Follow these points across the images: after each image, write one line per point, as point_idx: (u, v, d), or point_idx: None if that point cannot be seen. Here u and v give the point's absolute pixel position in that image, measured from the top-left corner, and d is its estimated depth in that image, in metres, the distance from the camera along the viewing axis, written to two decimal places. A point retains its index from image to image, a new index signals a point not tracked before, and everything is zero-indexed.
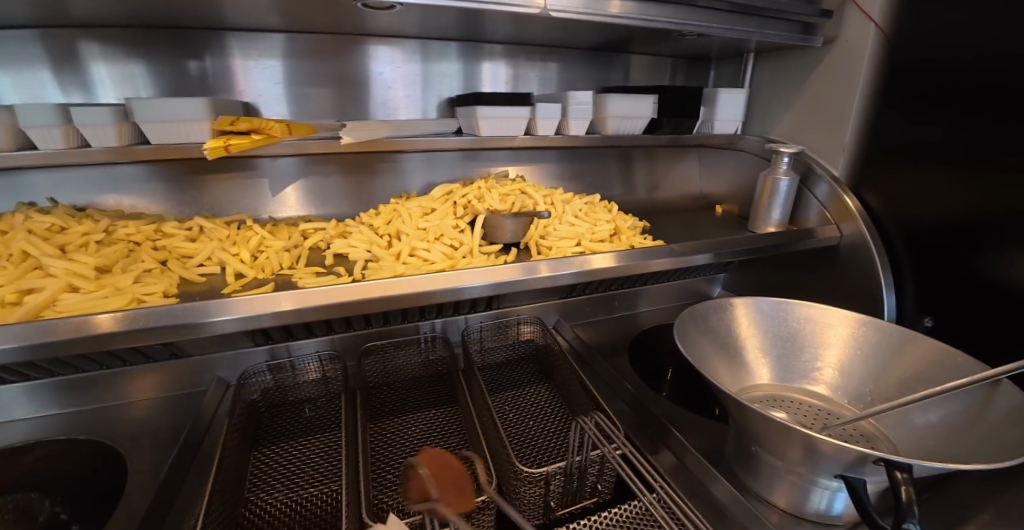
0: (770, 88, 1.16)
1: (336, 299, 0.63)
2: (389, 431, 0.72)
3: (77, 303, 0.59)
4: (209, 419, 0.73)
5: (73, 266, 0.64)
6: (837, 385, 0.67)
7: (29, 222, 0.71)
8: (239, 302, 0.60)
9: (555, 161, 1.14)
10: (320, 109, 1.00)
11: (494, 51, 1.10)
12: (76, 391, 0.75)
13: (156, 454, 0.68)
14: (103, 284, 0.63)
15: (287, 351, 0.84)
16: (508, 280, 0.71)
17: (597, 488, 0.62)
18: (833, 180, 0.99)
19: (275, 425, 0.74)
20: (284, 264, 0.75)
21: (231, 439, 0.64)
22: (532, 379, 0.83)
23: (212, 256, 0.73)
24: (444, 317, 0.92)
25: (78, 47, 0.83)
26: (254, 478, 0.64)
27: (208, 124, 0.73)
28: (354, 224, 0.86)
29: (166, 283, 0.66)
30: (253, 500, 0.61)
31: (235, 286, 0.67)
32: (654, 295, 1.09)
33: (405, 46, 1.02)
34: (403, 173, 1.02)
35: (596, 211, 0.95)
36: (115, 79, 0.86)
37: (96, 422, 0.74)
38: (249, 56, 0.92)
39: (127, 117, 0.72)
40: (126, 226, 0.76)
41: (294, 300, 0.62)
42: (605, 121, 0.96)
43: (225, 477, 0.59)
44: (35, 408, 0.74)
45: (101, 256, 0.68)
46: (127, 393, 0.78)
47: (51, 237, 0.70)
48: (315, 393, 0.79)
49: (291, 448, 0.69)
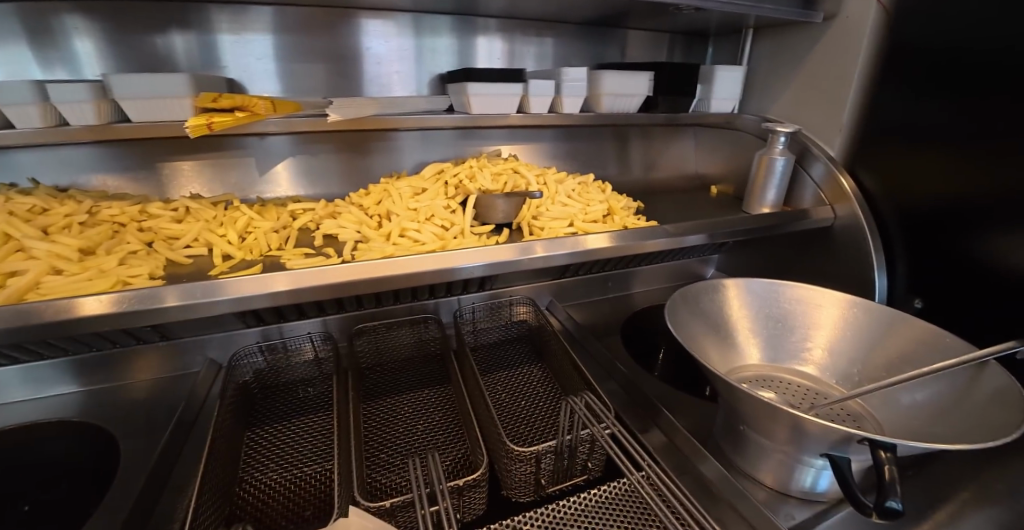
0: (769, 64, 1.14)
1: (327, 279, 0.62)
2: (381, 411, 0.72)
3: (62, 285, 0.58)
4: (202, 401, 0.73)
5: (56, 248, 0.63)
6: (826, 365, 0.68)
7: (10, 203, 0.70)
8: (227, 285, 0.59)
9: (550, 140, 1.12)
10: (309, 85, 0.97)
11: (488, 25, 1.06)
12: (69, 374, 0.75)
13: (149, 435, 0.68)
14: (87, 267, 0.62)
15: (280, 332, 0.83)
16: (503, 261, 0.70)
17: (587, 466, 0.62)
18: (829, 160, 0.98)
19: (269, 405, 0.74)
20: (273, 246, 0.74)
21: (224, 420, 0.64)
22: (525, 358, 0.84)
23: (199, 238, 0.72)
24: (437, 298, 0.91)
25: (55, 21, 0.80)
26: (248, 459, 0.65)
27: (190, 101, 0.71)
28: (344, 204, 0.85)
29: (152, 265, 0.65)
30: (248, 479, 0.62)
31: (223, 268, 0.66)
32: (647, 276, 1.09)
33: (397, 19, 0.99)
34: (396, 152, 1.00)
35: (589, 191, 0.94)
36: (99, 55, 0.83)
37: (88, 404, 0.74)
38: (236, 30, 0.89)
39: (105, 94, 0.70)
40: (109, 207, 0.75)
41: (288, 281, 0.61)
42: (600, 99, 0.94)
43: (218, 458, 0.59)
44: (26, 391, 0.73)
45: (85, 238, 0.67)
46: (118, 376, 0.77)
47: (32, 218, 0.69)
48: (308, 374, 0.80)
49: (284, 429, 0.69)
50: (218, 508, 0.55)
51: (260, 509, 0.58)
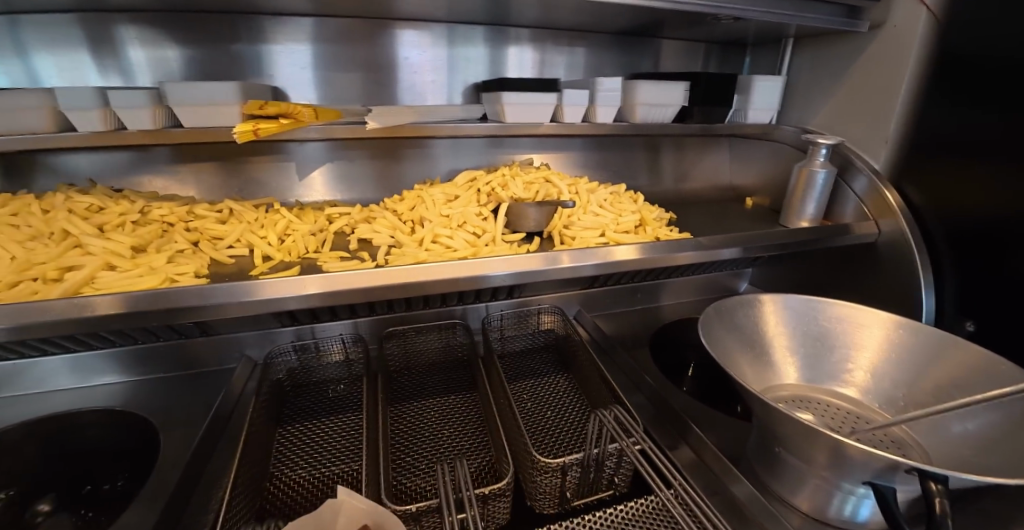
0: (809, 75, 1.11)
1: (361, 283, 0.64)
2: (408, 415, 0.73)
3: (114, 281, 0.61)
4: (237, 397, 0.75)
5: (111, 245, 0.67)
6: (869, 388, 0.65)
7: (70, 202, 0.74)
8: (265, 285, 0.61)
9: (580, 149, 1.12)
10: (346, 93, 1.00)
11: (521, 35, 1.07)
12: (115, 365, 0.78)
13: (186, 427, 0.71)
14: (138, 264, 0.65)
15: (313, 333, 0.85)
16: (532, 270, 0.70)
17: (614, 481, 0.61)
18: (873, 173, 0.95)
19: (299, 404, 0.76)
20: (310, 248, 0.76)
21: (258, 416, 0.66)
22: (550, 368, 0.84)
23: (241, 238, 0.75)
24: (465, 304, 0.92)
25: (116, 31, 0.85)
26: (279, 455, 0.67)
27: (237, 109, 0.74)
28: (378, 209, 0.86)
29: (197, 264, 0.68)
30: (278, 475, 0.63)
31: (263, 269, 0.69)
32: (677, 288, 1.07)
33: (432, 30, 1.01)
34: (429, 159, 1.02)
35: (621, 201, 0.93)
36: (153, 63, 0.88)
37: (132, 394, 0.77)
38: (279, 40, 0.93)
39: (161, 100, 0.73)
40: (160, 207, 0.79)
41: (320, 284, 0.62)
42: (633, 108, 0.93)
43: (251, 454, 0.61)
44: (76, 380, 0.77)
45: (137, 237, 0.70)
46: (159, 369, 0.81)
47: (90, 217, 0.73)
48: (338, 375, 0.81)
49: (314, 427, 0.71)
50: (250, 502, 0.57)
51: (289, 506, 0.59)
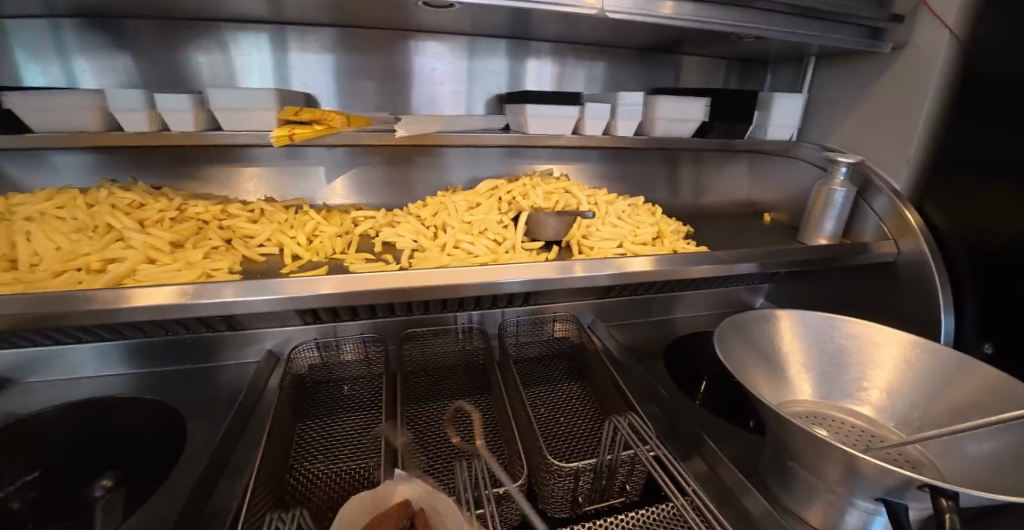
0: (831, 93, 1.11)
1: (385, 284, 0.66)
2: (424, 415, 0.75)
3: (154, 273, 0.65)
4: (261, 390, 0.78)
5: (151, 239, 0.70)
6: (885, 407, 0.65)
7: (113, 197, 0.79)
8: (286, 283, 0.64)
9: (597, 160, 1.13)
10: (373, 101, 1.04)
11: (541, 49, 1.10)
12: (145, 354, 0.82)
13: (211, 416, 0.74)
14: (176, 258, 0.69)
15: (334, 331, 0.88)
16: (542, 278, 0.72)
17: (625, 488, 0.62)
18: (893, 193, 0.94)
19: (319, 400, 0.78)
20: (337, 249, 0.79)
21: (281, 409, 0.69)
22: (564, 375, 0.85)
23: (272, 238, 0.78)
24: (482, 310, 0.94)
25: (165, 40, 0.91)
26: (299, 448, 0.69)
27: (274, 114, 0.78)
28: (402, 214, 0.89)
29: (231, 260, 0.71)
30: (298, 467, 0.66)
31: (292, 268, 0.72)
32: (692, 301, 1.08)
33: (457, 42, 1.04)
34: (451, 167, 1.05)
35: (639, 213, 0.95)
36: (196, 68, 0.94)
37: (160, 382, 0.81)
38: (313, 50, 0.97)
39: (202, 104, 0.78)
40: (196, 205, 0.83)
41: (335, 285, 0.65)
42: (654, 123, 0.95)
43: (274, 445, 0.63)
44: (109, 366, 0.81)
45: (175, 233, 0.74)
46: (185, 359, 0.84)
47: (132, 212, 0.77)
48: (356, 372, 0.83)
49: (332, 423, 0.73)
50: (272, 491, 0.59)
51: (308, 498, 0.61)
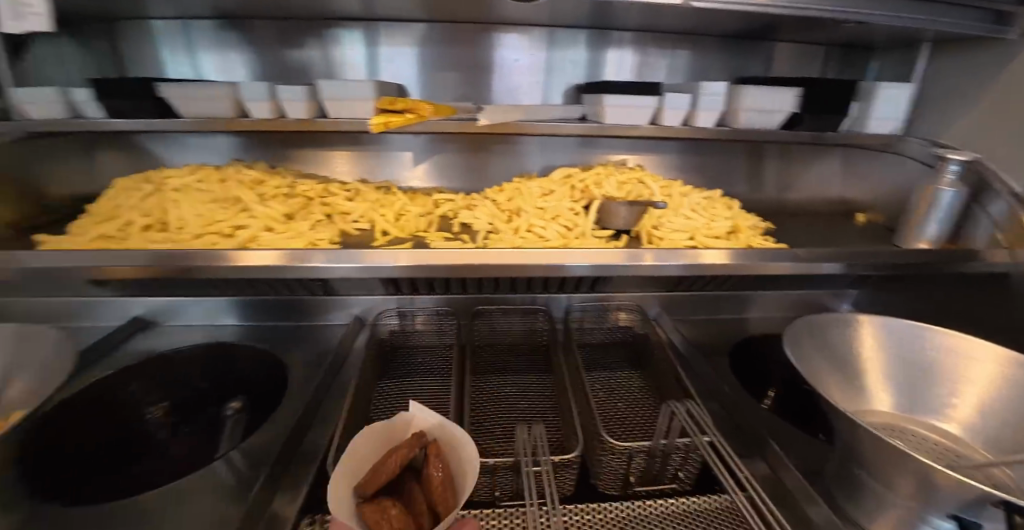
0: (948, 82, 0.99)
1: (461, 260, 0.72)
2: (489, 386, 0.80)
3: (272, 240, 0.76)
4: (349, 349, 0.88)
5: (269, 212, 0.82)
6: (974, 426, 0.58)
7: (240, 174, 0.93)
8: (367, 254, 0.71)
9: (674, 152, 1.11)
10: (455, 91, 1.10)
11: (623, 38, 1.10)
12: (258, 310, 0.96)
13: (307, 367, 0.85)
14: (290, 228, 0.80)
15: (412, 302, 0.97)
16: (609, 264, 0.73)
17: (678, 476, 0.63)
18: (1017, 196, 0.83)
19: (397, 363, 0.87)
20: (421, 227, 0.86)
21: (365, 366, 0.78)
22: (624, 364, 0.87)
23: (365, 214, 0.88)
24: (548, 293, 0.97)
25: (282, 38, 1.04)
26: (379, 402, 0.78)
27: (372, 103, 0.86)
28: (480, 198, 0.94)
29: (332, 232, 0.81)
30: (377, 418, 0.74)
31: (383, 242, 0.80)
32: (768, 301, 1.03)
33: (538, 34, 1.07)
34: (528, 155, 1.09)
35: (714, 207, 0.92)
36: (305, 62, 1.06)
37: (268, 335, 0.94)
38: (405, 44, 1.06)
39: (314, 95, 0.88)
40: (304, 183, 0.94)
41: (410, 258, 0.72)
42: (737, 114, 0.92)
43: (359, 396, 0.72)
44: (230, 317, 0.97)
45: (288, 207, 0.85)
46: (288, 317, 0.97)
47: (254, 186, 0.90)
48: (430, 341, 0.91)
49: (408, 384, 0.81)
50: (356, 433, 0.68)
51: None
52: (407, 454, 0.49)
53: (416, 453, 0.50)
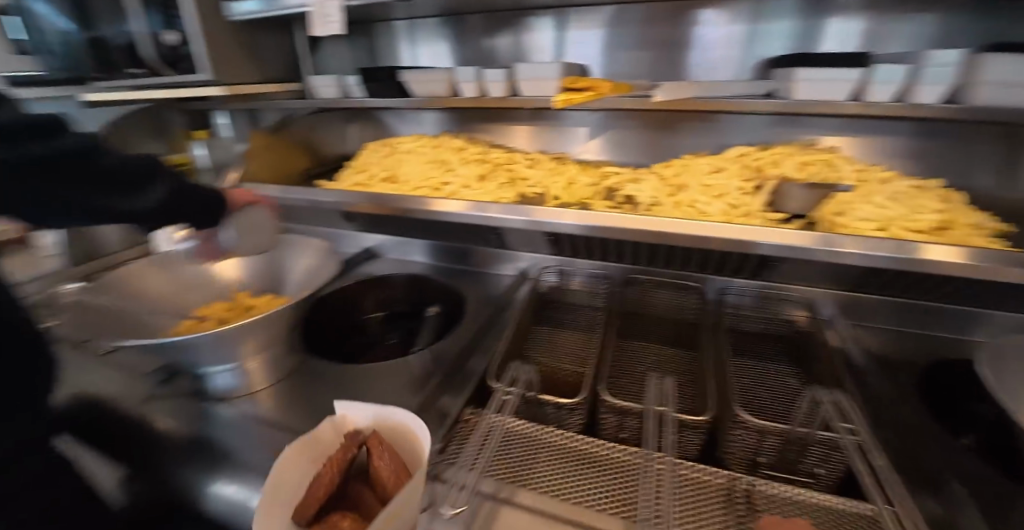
0: None
1: (618, 225, 0.79)
2: (631, 348, 0.87)
3: (470, 194, 0.95)
4: (511, 296, 1.05)
5: (465, 176, 1.01)
6: None
7: (448, 142, 1.15)
8: (535, 211, 0.84)
9: (899, 135, 0.94)
10: (637, 69, 1.16)
11: (849, 4, 0.96)
12: (446, 254, 1.22)
13: (478, 304, 1.06)
14: (483, 186, 0.98)
15: (570, 264, 1.09)
16: (794, 245, 0.68)
17: (814, 473, 0.62)
18: None
19: (551, 311, 1.00)
20: (588, 195, 0.95)
21: (525, 312, 0.94)
22: (781, 357, 0.84)
23: (540, 180, 1.01)
24: (704, 275, 0.99)
25: (486, 28, 1.24)
26: (533, 341, 0.91)
27: (558, 82, 0.98)
28: (646, 172, 0.99)
29: (514, 193, 0.96)
30: (530, 352, 0.88)
31: (555, 203, 0.92)
32: (1005, 326, 0.82)
33: (736, 7, 1.03)
34: (705, 133, 1.07)
35: (926, 197, 0.78)
36: (503, 46, 1.24)
37: (452, 275, 1.19)
38: (594, 25, 1.14)
39: (512, 76, 1.05)
40: (494, 152, 1.12)
41: (573, 218, 0.81)
42: (982, 88, 0.74)
43: (518, 335, 0.88)
44: (425, 257, 1.24)
45: (481, 170, 1.04)
46: (467, 263, 1.20)
47: (458, 152, 1.11)
48: (582, 300, 1.01)
49: (558, 332, 0.94)
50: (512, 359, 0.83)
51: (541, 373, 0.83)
52: (343, 457, 0.56)
53: (353, 454, 0.57)
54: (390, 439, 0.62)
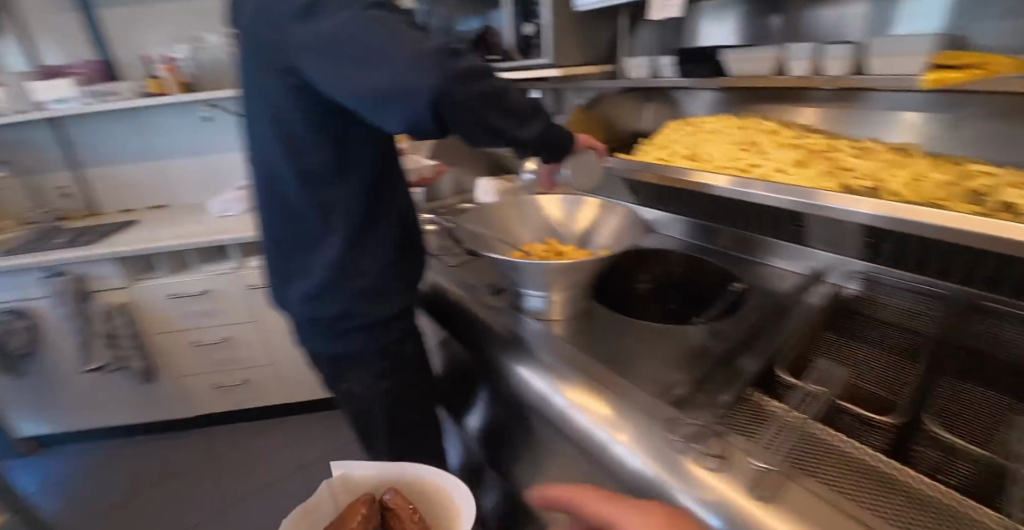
0: None
1: (937, 225, 0.49)
2: (947, 392, 0.62)
3: (785, 177, 0.90)
4: (795, 298, 0.89)
5: (779, 157, 0.97)
6: None
7: (760, 123, 1.14)
8: (818, 195, 0.63)
9: None
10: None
11: None
12: (724, 237, 1.16)
13: (760, 291, 0.95)
14: (800, 168, 0.91)
15: (879, 278, 0.88)
16: None
17: None
18: None
19: (848, 322, 0.80)
20: (941, 195, 0.71)
21: (819, 318, 0.80)
22: None
23: (870, 172, 0.83)
24: None
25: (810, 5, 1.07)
26: (828, 348, 0.75)
27: (923, 58, 0.80)
28: None
29: (837, 180, 0.84)
30: (817, 357, 0.73)
31: (889, 198, 0.71)
32: None
33: None
34: None
35: None
36: (827, 22, 1.05)
37: (729, 260, 1.10)
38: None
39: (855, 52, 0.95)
40: (812, 136, 1.03)
41: (871, 207, 0.56)
42: None
43: (811, 341, 0.76)
44: (694, 238, 1.20)
45: (794, 153, 0.98)
46: (749, 251, 1.10)
47: (770, 134, 1.07)
48: (895, 319, 0.79)
49: (856, 349, 0.74)
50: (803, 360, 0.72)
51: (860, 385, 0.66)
52: (363, 510, 0.55)
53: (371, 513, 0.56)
54: (425, 499, 0.61)
